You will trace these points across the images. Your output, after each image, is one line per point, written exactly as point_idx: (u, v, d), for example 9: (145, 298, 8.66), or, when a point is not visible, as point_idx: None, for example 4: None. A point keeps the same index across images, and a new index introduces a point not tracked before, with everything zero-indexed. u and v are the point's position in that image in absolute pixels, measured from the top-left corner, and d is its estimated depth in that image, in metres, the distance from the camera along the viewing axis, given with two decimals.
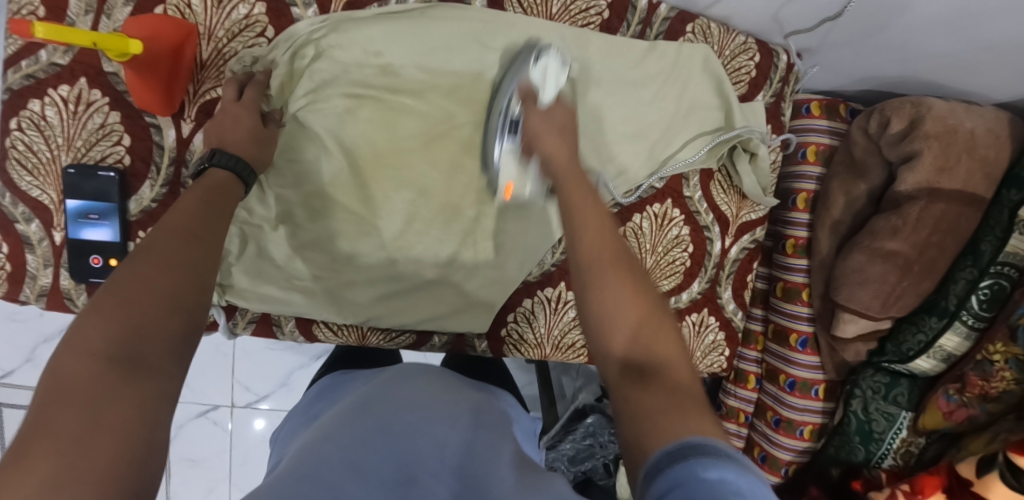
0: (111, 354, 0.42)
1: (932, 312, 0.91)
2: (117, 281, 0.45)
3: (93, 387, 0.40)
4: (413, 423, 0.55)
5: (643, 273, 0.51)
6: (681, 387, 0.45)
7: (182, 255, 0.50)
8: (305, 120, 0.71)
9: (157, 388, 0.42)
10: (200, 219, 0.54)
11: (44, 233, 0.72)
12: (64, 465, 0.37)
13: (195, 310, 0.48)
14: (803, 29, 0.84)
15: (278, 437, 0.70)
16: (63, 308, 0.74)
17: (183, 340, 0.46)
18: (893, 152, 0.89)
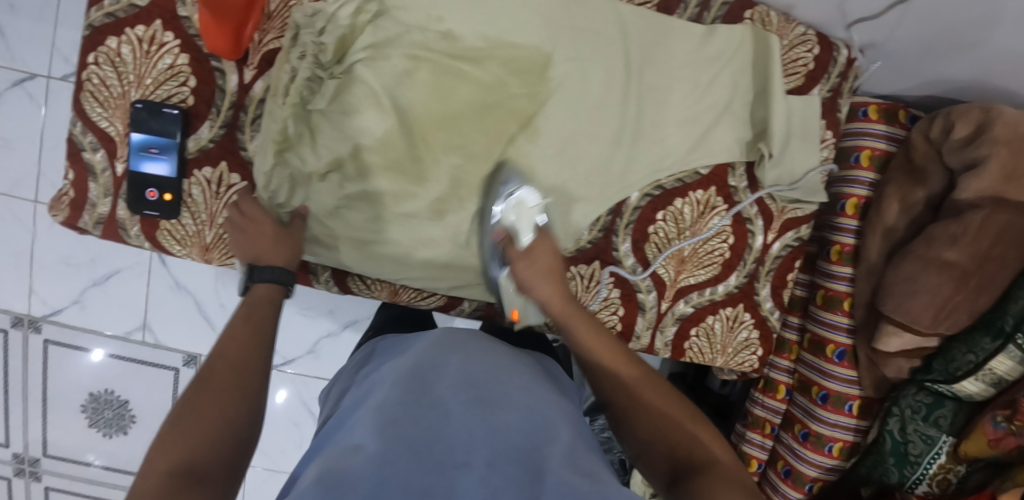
0: (172, 470, 0.54)
1: (985, 331, 0.86)
2: (182, 415, 0.59)
3: (159, 492, 0.52)
4: (467, 405, 0.62)
5: (666, 388, 0.67)
6: (728, 474, 0.57)
7: (227, 380, 0.63)
8: (362, 73, 0.73)
9: (205, 492, 0.54)
10: (239, 339, 0.66)
11: (108, 164, 0.76)
12: None
13: (242, 433, 0.60)
14: (869, 17, 0.80)
15: (329, 394, 0.83)
16: (117, 237, 0.78)
17: (231, 454, 0.58)
18: (956, 159, 0.85)
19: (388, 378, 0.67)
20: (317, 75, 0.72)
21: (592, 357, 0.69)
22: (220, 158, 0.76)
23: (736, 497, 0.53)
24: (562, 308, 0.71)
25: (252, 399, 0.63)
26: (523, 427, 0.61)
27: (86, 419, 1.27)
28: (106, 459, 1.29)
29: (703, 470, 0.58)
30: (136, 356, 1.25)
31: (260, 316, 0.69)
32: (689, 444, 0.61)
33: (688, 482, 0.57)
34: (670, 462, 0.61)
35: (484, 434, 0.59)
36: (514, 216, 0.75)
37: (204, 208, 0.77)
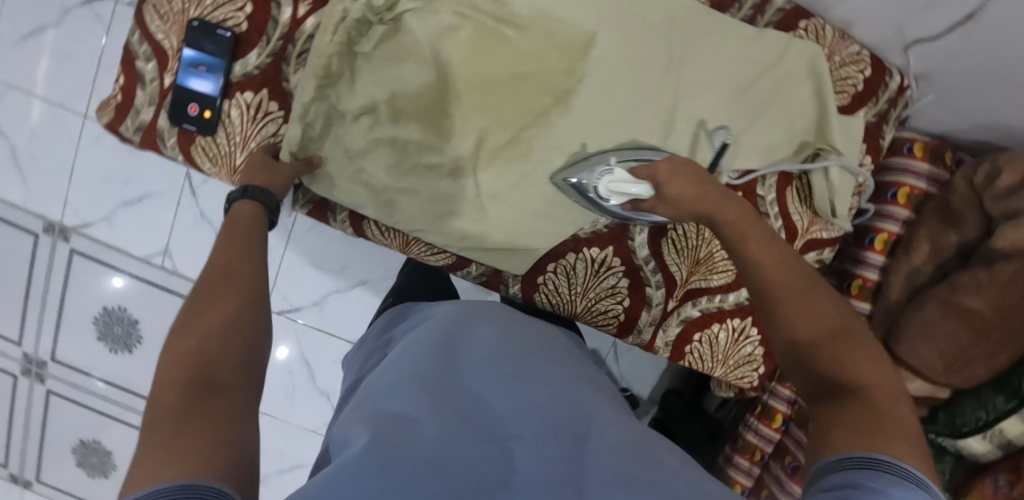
0: (188, 380, 0.58)
1: (999, 390, 0.83)
2: (186, 327, 0.63)
3: (180, 403, 0.56)
4: (505, 375, 0.69)
5: (841, 312, 0.62)
6: (881, 412, 0.55)
7: (225, 291, 0.66)
8: (409, 22, 0.74)
9: (227, 401, 0.58)
10: (233, 251, 0.69)
11: (157, 75, 0.79)
12: (166, 451, 0.52)
13: (245, 335, 0.64)
14: (927, 38, 0.78)
15: (360, 351, 0.94)
16: (154, 144, 0.81)
17: (241, 363, 0.62)
18: (996, 206, 0.82)
19: (426, 347, 0.74)
20: (367, 18, 0.72)
21: (761, 284, 0.64)
22: (262, 85, 0.78)
23: (881, 437, 0.53)
24: (738, 222, 0.69)
25: (255, 309, 0.66)
26: (547, 388, 0.68)
27: (94, 333, 1.29)
28: (105, 371, 1.30)
29: (853, 394, 0.57)
30: (153, 279, 1.28)
31: (247, 231, 0.72)
32: (839, 363, 0.59)
33: (819, 408, 0.58)
34: (823, 386, 0.59)
35: (523, 402, 0.65)
36: (629, 186, 0.73)
37: (240, 131, 0.79)
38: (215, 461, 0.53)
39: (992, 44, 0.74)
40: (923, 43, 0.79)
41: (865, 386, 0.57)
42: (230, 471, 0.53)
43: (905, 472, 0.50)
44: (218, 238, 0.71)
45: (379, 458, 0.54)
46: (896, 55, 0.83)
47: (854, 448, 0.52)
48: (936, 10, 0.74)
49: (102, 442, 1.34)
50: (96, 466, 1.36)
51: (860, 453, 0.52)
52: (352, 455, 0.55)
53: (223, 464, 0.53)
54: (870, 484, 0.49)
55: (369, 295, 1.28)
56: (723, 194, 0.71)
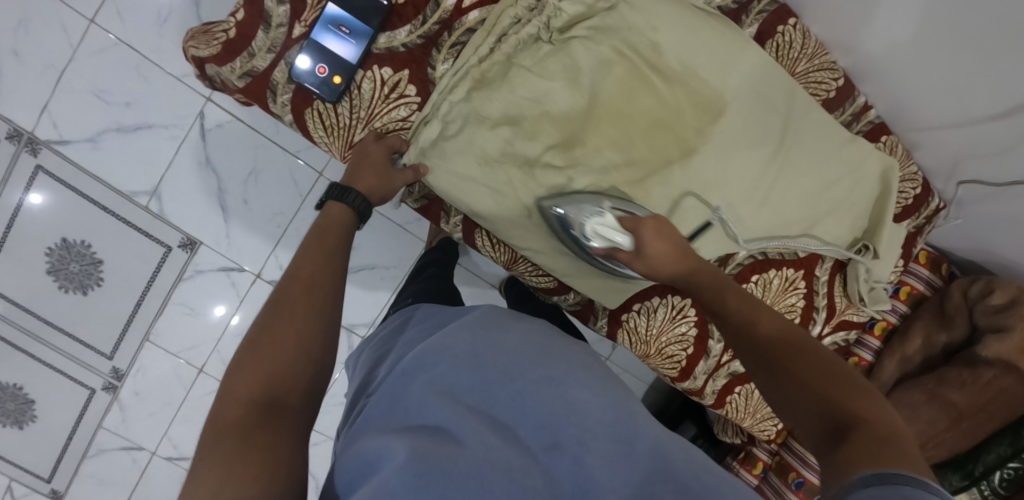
0: (256, 399, 0.56)
1: (956, 470, 0.99)
2: (258, 342, 0.60)
3: (243, 422, 0.54)
4: (537, 381, 0.65)
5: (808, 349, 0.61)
6: (886, 435, 0.53)
7: (303, 304, 0.63)
8: (573, 48, 0.73)
9: (291, 422, 0.56)
10: (316, 261, 0.67)
11: (287, 21, 0.71)
12: (226, 472, 0.50)
13: (317, 353, 0.61)
14: (987, 182, 0.90)
15: (361, 354, 0.87)
16: (262, 97, 0.73)
17: (307, 379, 0.59)
18: (984, 319, 0.94)
19: (442, 349, 0.68)
20: (537, 34, 0.73)
21: (740, 336, 0.65)
22: (404, 66, 0.73)
23: (886, 460, 0.50)
24: (715, 287, 0.71)
25: (322, 322, 0.63)
26: (600, 397, 0.65)
27: (45, 266, 1.12)
28: (49, 313, 1.15)
29: (855, 426, 0.54)
30: (129, 218, 1.13)
31: (331, 242, 0.69)
32: (830, 391, 0.57)
33: (825, 448, 0.55)
34: (814, 425, 0.56)
35: (562, 410, 0.62)
36: (613, 235, 0.74)
37: (366, 106, 0.74)
38: (274, 479, 0.50)
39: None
40: (973, 184, 0.91)
41: (863, 418, 0.55)
42: (292, 493, 0.51)
43: (928, 485, 0.48)
44: (305, 242, 0.69)
45: (417, 479, 0.53)
46: (941, 182, 0.96)
47: (875, 464, 0.50)
48: (1001, 163, 0.86)
49: (26, 390, 1.17)
50: (11, 414, 1.18)
51: (873, 472, 0.49)
52: (392, 471, 0.54)
53: (280, 488, 0.50)
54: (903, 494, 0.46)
55: (374, 281, 1.22)
56: (697, 260, 0.73)
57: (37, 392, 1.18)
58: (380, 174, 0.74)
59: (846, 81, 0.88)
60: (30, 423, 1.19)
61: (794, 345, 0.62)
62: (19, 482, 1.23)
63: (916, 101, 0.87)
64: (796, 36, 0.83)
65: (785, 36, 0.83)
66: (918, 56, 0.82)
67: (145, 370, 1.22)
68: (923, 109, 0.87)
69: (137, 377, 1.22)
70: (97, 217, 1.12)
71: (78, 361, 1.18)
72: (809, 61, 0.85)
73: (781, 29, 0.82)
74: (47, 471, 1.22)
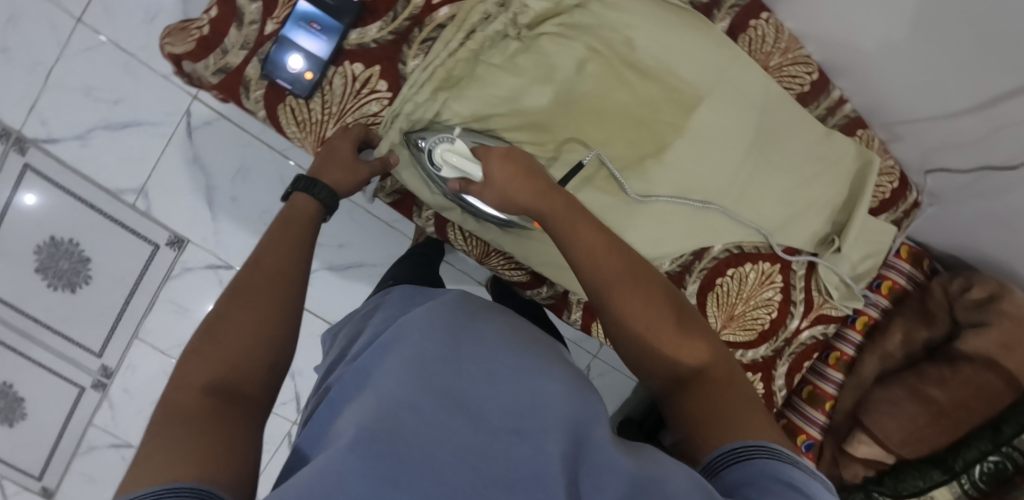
0: (211, 386, 0.55)
1: (937, 464, 0.99)
2: (217, 329, 0.60)
3: (197, 409, 0.53)
4: (510, 367, 0.64)
5: (656, 298, 0.65)
6: (726, 389, 0.62)
7: (266, 294, 0.64)
8: (543, 45, 0.74)
9: (242, 411, 0.56)
10: (282, 254, 0.68)
11: (259, 18, 0.72)
12: (174, 457, 0.49)
13: (278, 344, 0.62)
14: (956, 169, 0.90)
15: (341, 330, 0.85)
16: (235, 93, 0.74)
17: (261, 367, 0.59)
18: (965, 315, 0.96)
19: (418, 324, 0.68)
20: (505, 31, 0.72)
21: (598, 287, 0.65)
22: (376, 62, 0.74)
23: (733, 422, 0.59)
24: (583, 219, 0.67)
25: (281, 317, 0.63)
26: (567, 390, 0.63)
27: (35, 264, 1.14)
28: (39, 310, 1.16)
29: (701, 382, 0.63)
30: (117, 216, 1.15)
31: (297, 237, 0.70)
32: (680, 347, 0.64)
33: (678, 401, 0.63)
34: (665, 376, 0.64)
35: (528, 399, 0.61)
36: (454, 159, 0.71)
37: (338, 102, 0.75)
38: (221, 463, 0.50)
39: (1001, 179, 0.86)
40: (941, 173, 0.93)
41: (706, 373, 0.63)
42: (241, 482, 0.50)
43: (776, 451, 0.56)
44: (275, 232, 0.71)
45: (370, 461, 0.52)
46: (916, 175, 0.97)
47: (738, 440, 0.57)
48: (971, 151, 0.86)
49: (15, 388, 1.19)
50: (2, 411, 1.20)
51: (734, 445, 0.57)
52: (341, 451, 0.53)
53: (230, 477, 0.50)
54: (776, 480, 0.53)
55: (360, 278, 1.23)
56: (563, 195, 0.68)
57: (25, 389, 1.20)
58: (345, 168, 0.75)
59: (819, 75, 0.88)
60: (20, 420, 1.21)
61: (654, 296, 0.66)
62: (10, 479, 1.24)
63: (889, 95, 0.87)
64: (769, 31, 0.84)
65: (758, 31, 0.83)
66: (886, 57, 0.83)
67: (134, 367, 1.23)
68: (895, 104, 0.88)
69: (126, 374, 1.23)
70: (84, 216, 1.14)
71: (67, 358, 1.19)
72: (783, 56, 0.86)
73: (754, 23, 0.83)
74: (38, 469, 1.24)
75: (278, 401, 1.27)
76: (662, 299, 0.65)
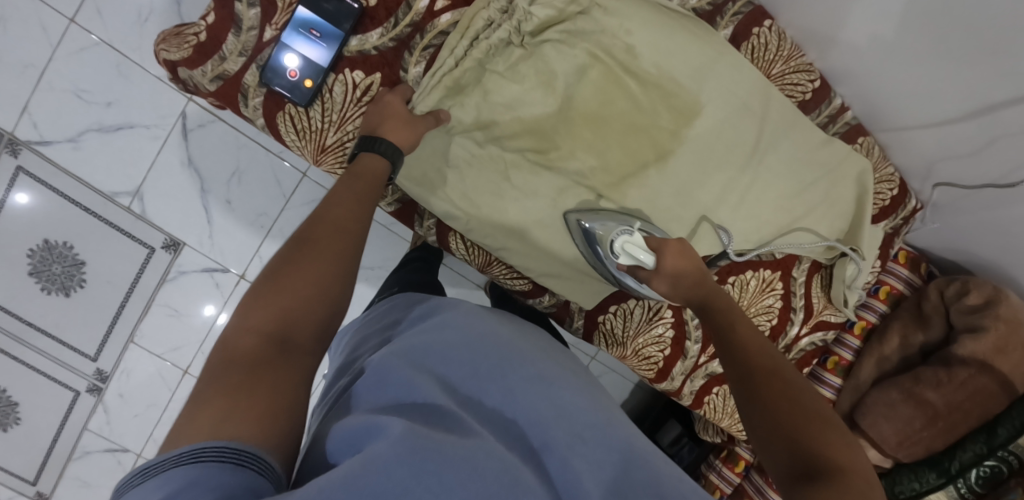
0: (269, 335, 0.50)
1: (933, 468, 0.99)
2: (280, 272, 0.54)
3: (253, 357, 0.49)
4: (527, 379, 0.60)
5: (795, 387, 0.61)
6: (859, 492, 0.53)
7: (330, 244, 0.58)
8: (544, 53, 0.73)
9: (302, 366, 0.50)
10: (347, 204, 0.62)
11: (258, 24, 0.71)
12: (225, 407, 0.45)
13: (338, 300, 0.55)
14: (963, 184, 0.91)
15: (347, 332, 0.82)
16: (233, 100, 0.73)
17: (327, 324, 0.54)
18: (961, 319, 0.97)
19: (444, 338, 0.65)
20: (508, 39, 0.72)
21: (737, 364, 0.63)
22: (376, 69, 0.73)
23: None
24: (722, 308, 0.70)
25: (345, 270, 0.57)
26: (587, 402, 0.61)
27: (28, 268, 1.13)
28: (31, 315, 1.15)
29: (828, 475, 0.54)
30: (112, 219, 1.14)
31: (368, 187, 0.65)
32: (811, 435, 0.57)
33: (798, 489, 0.54)
34: (787, 467, 0.56)
35: (551, 410, 0.58)
36: (638, 253, 0.74)
37: (337, 110, 0.74)
38: (278, 429, 0.46)
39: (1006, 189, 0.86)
40: (950, 186, 0.93)
41: (839, 467, 0.55)
42: (285, 448, 0.46)
43: None
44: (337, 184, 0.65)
45: (408, 456, 0.47)
46: (917, 182, 0.96)
47: None
48: (977, 162, 0.86)
49: (9, 393, 1.18)
50: None
51: None
52: (387, 440, 0.48)
53: (276, 442, 0.45)
54: None
55: (358, 281, 1.22)
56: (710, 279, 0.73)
57: (20, 395, 1.19)
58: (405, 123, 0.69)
59: (822, 82, 0.88)
60: (14, 425, 1.20)
61: (781, 373, 0.62)
62: (5, 485, 1.23)
63: (890, 101, 0.87)
64: (771, 38, 0.84)
65: (760, 38, 0.83)
66: (890, 60, 0.82)
67: (130, 372, 1.22)
68: (897, 110, 0.88)
69: (122, 378, 1.22)
70: (78, 219, 1.12)
71: (61, 362, 1.18)
72: (785, 63, 0.85)
73: (756, 30, 0.83)
74: (33, 474, 1.23)
75: None
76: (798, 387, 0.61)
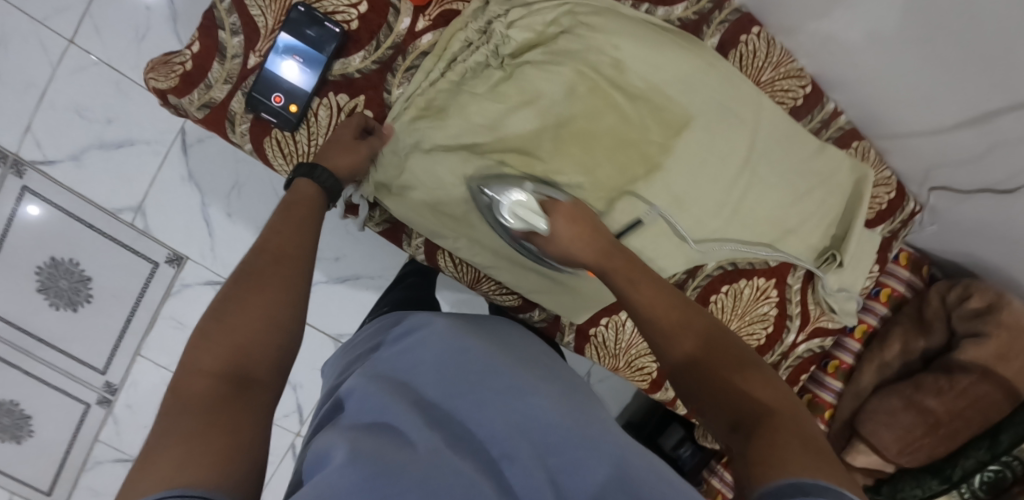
0: (221, 374, 0.55)
1: (935, 474, 0.98)
2: (227, 312, 0.59)
3: (209, 399, 0.53)
4: (497, 393, 0.62)
5: (713, 338, 0.62)
6: (789, 427, 0.53)
7: (273, 275, 0.62)
8: (528, 73, 0.73)
9: (257, 400, 0.55)
10: (286, 235, 0.65)
11: (242, 52, 0.72)
12: (183, 452, 0.49)
13: (287, 327, 0.60)
14: (957, 189, 0.90)
15: (337, 357, 0.83)
16: (220, 128, 0.74)
17: (277, 353, 0.59)
18: (962, 324, 0.96)
19: (418, 361, 0.67)
20: (487, 61, 0.73)
21: (649, 322, 0.65)
22: (361, 92, 0.74)
23: (790, 455, 0.50)
24: (635, 270, 0.69)
25: (290, 298, 0.61)
26: (555, 407, 0.62)
27: (36, 284, 1.15)
28: (40, 329, 1.18)
29: (758, 419, 0.54)
30: (115, 235, 1.15)
31: (303, 217, 0.68)
32: (735, 381, 0.58)
33: (737, 442, 0.54)
34: (724, 420, 0.56)
35: (517, 424, 0.60)
36: (531, 217, 0.71)
37: (324, 132, 0.75)
38: (233, 468, 0.49)
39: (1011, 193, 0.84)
40: (945, 191, 0.92)
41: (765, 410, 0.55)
42: (247, 482, 0.49)
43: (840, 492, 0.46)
44: (274, 217, 0.67)
45: (368, 482, 0.50)
46: (915, 187, 0.95)
47: (792, 469, 0.48)
48: (972, 170, 0.85)
49: (22, 406, 1.21)
50: (8, 429, 1.22)
51: (788, 476, 0.48)
52: (334, 468, 0.51)
53: (235, 475, 0.49)
54: None
55: (359, 290, 1.23)
56: (613, 245, 0.71)
57: (32, 408, 1.22)
58: (350, 150, 0.71)
59: (813, 88, 0.87)
60: (27, 438, 1.23)
61: (703, 333, 0.63)
62: (19, 493, 1.27)
63: (884, 108, 0.86)
64: (760, 45, 0.83)
65: (748, 46, 0.82)
66: (886, 68, 0.81)
67: (137, 383, 1.25)
68: (891, 116, 0.86)
69: (129, 390, 1.25)
70: (80, 235, 1.14)
71: (72, 375, 1.21)
72: (775, 70, 0.85)
73: (745, 38, 0.82)
74: (47, 482, 1.27)
75: (281, 414, 1.26)
76: (718, 341, 0.62)
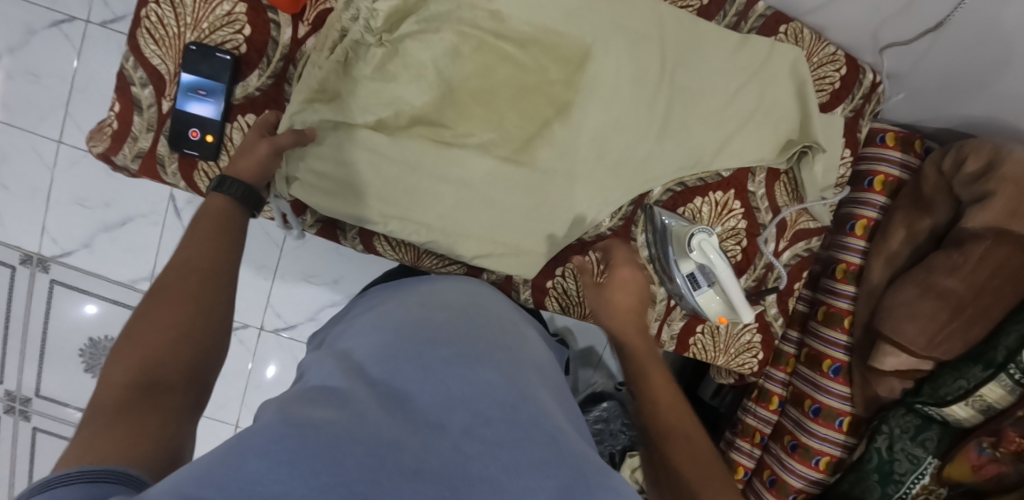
0: (132, 380, 0.52)
1: (977, 360, 0.88)
2: (140, 322, 0.55)
3: (120, 402, 0.50)
4: (445, 361, 0.58)
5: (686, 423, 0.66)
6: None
7: (192, 287, 0.58)
8: (410, 47, 0.74)
9: (172, 402, 0.52)
10: (202, 245, 0.61)
11: (154, 100, 0.78)
12: (86, 450, 0.47)
13: (203, 336, 0.57)
14: (901, 42, 0.86)
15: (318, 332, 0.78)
16: (154, 173, 0.80)
17: (198, 357, 0.56)
18: (964, 191, 0.88)
19: (373, 336, 0.63)
20: (365, 39, 0.74)
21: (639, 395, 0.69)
22: (264, 107, 0.79)
23: None
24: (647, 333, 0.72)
25: (212, 308, 0.58)
26: (502, 379, 0.57)
27: (82, 364, 1.27)
28: None
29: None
30: None
31: (220, 228, 0.64)
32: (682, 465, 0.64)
33: None
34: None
35: (461, 393, 0.55)
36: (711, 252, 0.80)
37: None
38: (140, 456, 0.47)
39: (960, 20, 0.79)
40: (897, 46, 0.87)
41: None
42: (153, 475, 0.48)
43: None
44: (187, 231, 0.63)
45: (285, 435, 0.46)
46: (869, 55, 0.90)
47: None
48: (912, 15, 0.81)
49: None
50: None
51: None
52: (260, 429, 0.47)
53: (142, 464, 0.47)
54: None
55: None
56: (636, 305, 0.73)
57: None
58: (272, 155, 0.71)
59: None
60: None
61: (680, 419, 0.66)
62: None
63: None
64: None
65: None
66: None
67: None
68: None
69: None
70: (108, 313, 1.25)
71: None
72: None
73: None
74: None
75: None
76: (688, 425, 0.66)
